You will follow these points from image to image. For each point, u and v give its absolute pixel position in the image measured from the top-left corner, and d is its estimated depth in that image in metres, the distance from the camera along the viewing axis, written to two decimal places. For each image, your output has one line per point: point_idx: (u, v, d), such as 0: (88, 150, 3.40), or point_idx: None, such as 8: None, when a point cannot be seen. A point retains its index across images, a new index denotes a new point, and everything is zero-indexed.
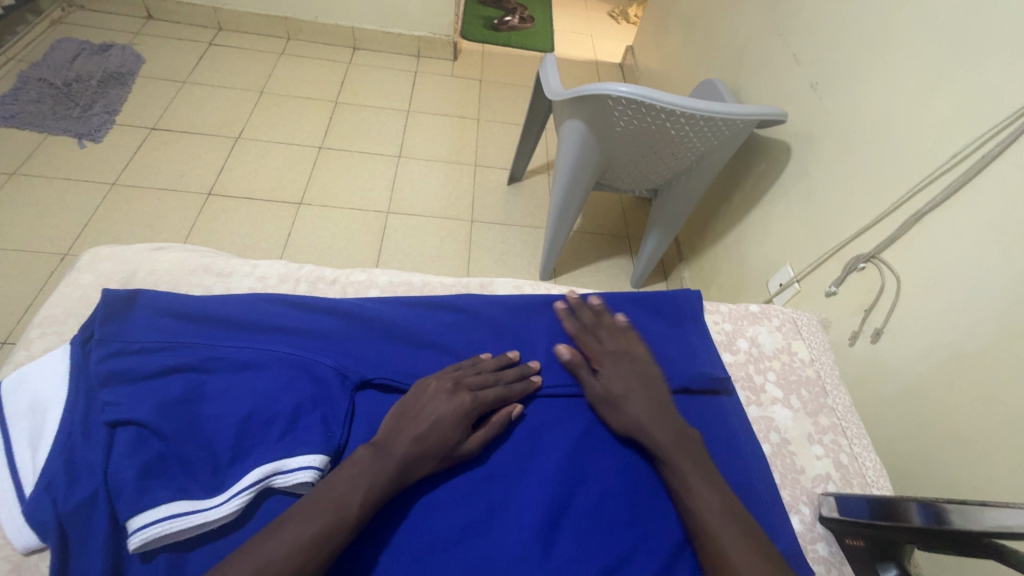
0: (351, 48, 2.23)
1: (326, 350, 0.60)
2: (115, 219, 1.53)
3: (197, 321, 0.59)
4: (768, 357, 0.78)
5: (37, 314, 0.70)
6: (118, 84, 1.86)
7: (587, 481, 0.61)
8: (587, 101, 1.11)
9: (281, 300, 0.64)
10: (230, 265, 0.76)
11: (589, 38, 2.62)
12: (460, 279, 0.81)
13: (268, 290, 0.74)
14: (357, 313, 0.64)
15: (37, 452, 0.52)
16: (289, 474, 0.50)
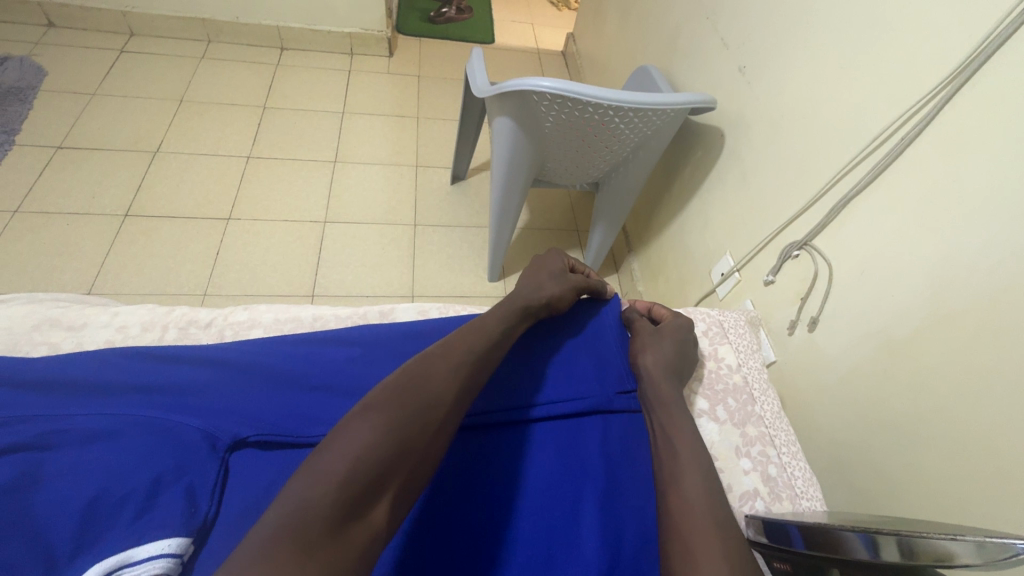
0: (278, 49, 2.11)
1: (195, 411, 0.57)
2: (20, 249, 1.40)
3: (38, 391, 0.55)
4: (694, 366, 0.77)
5: None
6: (16, 100, 1.71)
7: (507, 519, 0.61)
8: (511, 98, 1.06)
9: (137, 355, 0.62)
10: (82, 317, 0.71)
11: (530, 26, 2.56)
12: (355, 309, 0.79)
13: (129, 341, 0.71)
14: (233, 361, 0.64)
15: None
16: (136, 568, 0.45)
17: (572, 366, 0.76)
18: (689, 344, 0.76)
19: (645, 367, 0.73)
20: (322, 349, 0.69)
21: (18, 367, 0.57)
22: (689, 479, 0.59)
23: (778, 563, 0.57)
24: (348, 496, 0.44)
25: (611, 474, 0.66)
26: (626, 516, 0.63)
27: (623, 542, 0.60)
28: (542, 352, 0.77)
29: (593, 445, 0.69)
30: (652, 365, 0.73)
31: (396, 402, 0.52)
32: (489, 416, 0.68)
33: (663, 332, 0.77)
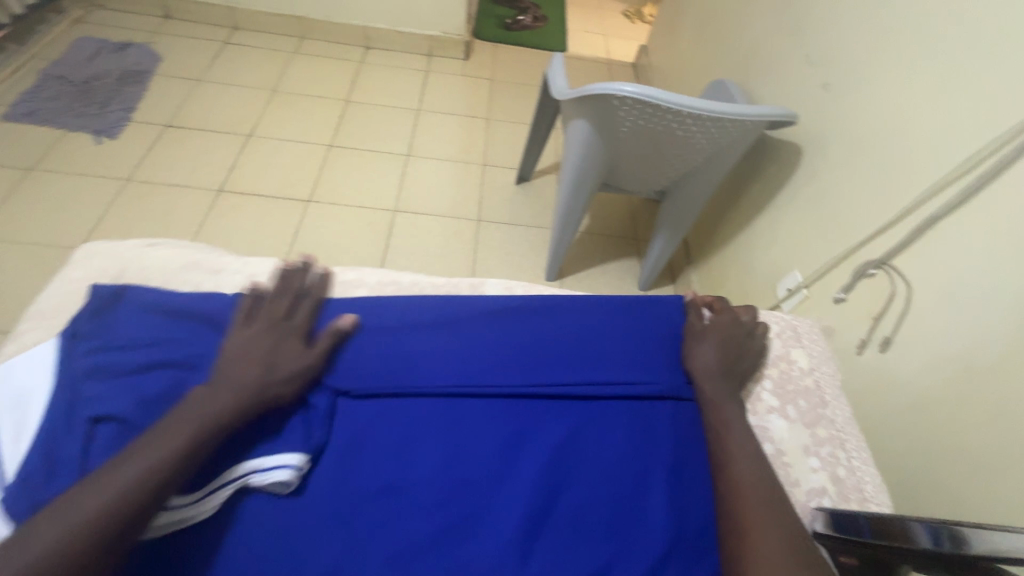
0: (363, 47, 2.24)
1: (306, 353, 0.63)
2: (129, 214, 1.56)
3: (184, 320, 0.64)
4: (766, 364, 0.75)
5: (34, 306, 0.69)
6: (134, 82, 1.90)
7: (568, 489, 0.59)
8: (593, 101, 1.10)
9: (261, 302, 0.70)
10: (219, 262, 0.77)
11: (602, 37, 2.61)
12: (450, 280, 0.82)
13: (257, 287, 0.75)
14: (340, 311, 0.69)
15: (16, 445, 0.53)
16: (266, 473, 0.54)
17: (651, 347, 0.71)
18: (739, 341, 0.72)
19: (693, 365, 0.69)
20: (418, 307, 0.72)
21: (169, 295, 0.65)
22: (742, 468, 0.58)
23: (845, 558, 0.55)
24: (114, 536, 0.44)
25: (679, 455, 0.63)
26: (698, 496, 0.61)
27: (691, 520, 0.59)
28: (613, 330, 0.72)
29: (669, 425, 0.66)
30: (700, 361, 0.69)
31: (179, 432, 0.51)
32: (563, 386, 0.66)
33: (711, 331, 0.72)
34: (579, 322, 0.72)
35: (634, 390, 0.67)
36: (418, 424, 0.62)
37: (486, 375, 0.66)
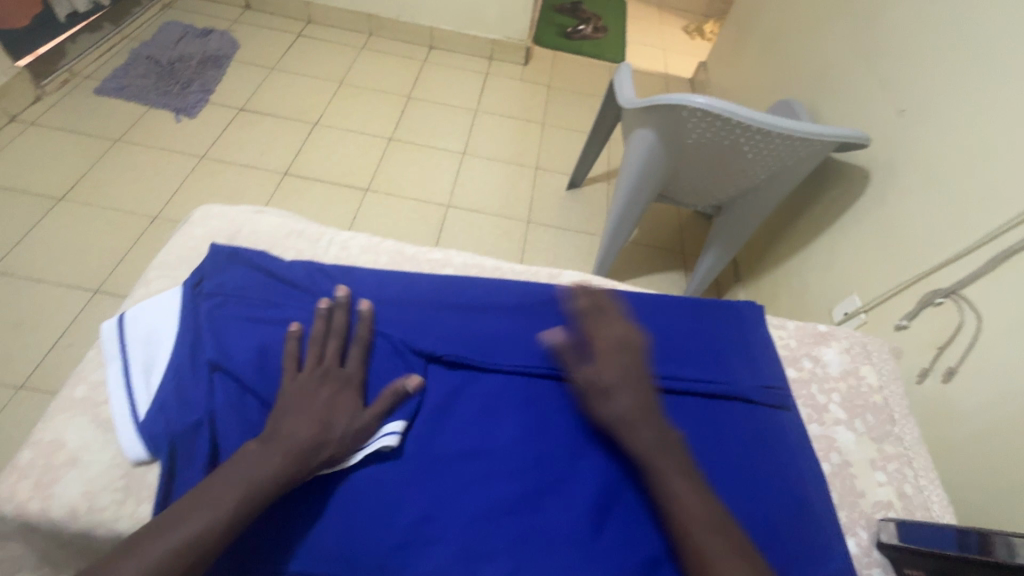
0: (427, 47, 2.31)
1: (394, 323, 0.65)
2: (201, 188, 1.65)
3: (284, 283, 0.66)
4: (833, 378, 0.75)
5: (157, 256, 0.74)
6: (214, 66, 2.01)
7: (638, 474, 0.59)
8: (661, 111, 1.11)
9: (350, 271, 0.71)
10: (320, 232, 0.80)
11: (661, 51, 2.62)
12: (530, 267, 0.81)
13: (352, 260, 0.77)
14: (424, 287, 0.71)
15: (148, 377, 0.58)
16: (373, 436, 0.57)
17: (727, 345, 0.66)
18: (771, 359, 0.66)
19: (601, 395, 0.56)
20: (497, 290, 0.72)
21: (274, 259, 0.68)
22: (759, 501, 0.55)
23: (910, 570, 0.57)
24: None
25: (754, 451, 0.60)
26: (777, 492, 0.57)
27: (766, 515, 0.56)
28: (684, 325, 0.67)
29: (742, 426, 0.59)
30: (631, 392, 0.55)
31: (251, 462, 0.49)
32: None
33: (619, 350, 0.58)
34: (647, 314, 0.70)
35: (706, 386, 0.61)
36: (493, 401, 0.63)
37: (556, 361, 0.65)
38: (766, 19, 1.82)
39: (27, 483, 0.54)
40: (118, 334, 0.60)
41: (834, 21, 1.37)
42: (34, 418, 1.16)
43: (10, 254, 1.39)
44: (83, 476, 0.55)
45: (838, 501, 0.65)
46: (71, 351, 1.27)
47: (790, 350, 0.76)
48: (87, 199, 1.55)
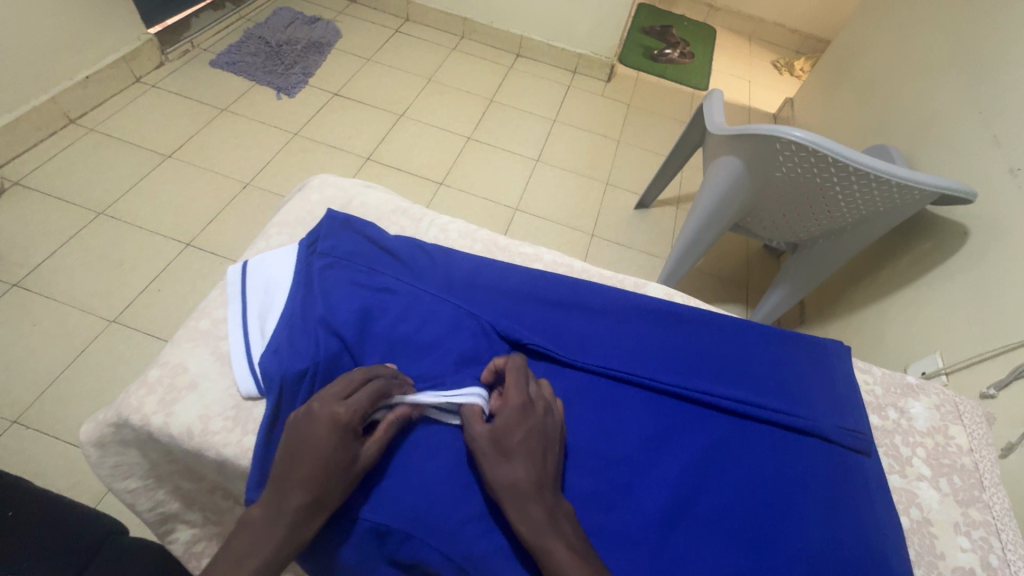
0: (514, 55, 2.37)
1: (488, 308, 0.66)
2: (290, 163, 1.75)
3: (389, 255, 0.68)
4: (919, 433, 0.73)
5: (276, 216, 0.80)
6: (317, 52, 2.14)
7: (710, 492, 0.55)
8: (753, 140, 1.10)
9: (446, 252, 0.73)
10: (421, 213, 0.84)
11: (747, 83, 2.58)
12: (616, 274, 0.81)
13: (448, 243, 0.80)
14: (517, 274, 0.71)
15: (263, 322, 0.64)
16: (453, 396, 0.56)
17: (807, 381, 0.64)
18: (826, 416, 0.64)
19: (498, 459, 0.50)
20: (586, 289, 0.70)
21: (382, 232, 0.71)
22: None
23: None
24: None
25: (834, 491, 0.56)
26: (851, 531, 0.54)
27: (844, 555, 0.52)
28: (764, 354, 0.66)
29: (814, 462, 0.58)
30: (532, 462, 0.50)
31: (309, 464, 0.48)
32: (704, 396, 0.61)
33: (536, 415, 0.53)
34: (734, 337, 0.67)
35: (781, 416, 0.60)
36: (570, 397, 0.61)
37: (638, 367, 0.63)
38: (868, 61, 1.76)
39: (152, 399, 0.59)
40: (241, 280, 0.67)
41: (946, 71, 1.32)
42: (120, 351, 1.26)
43: (120, 200, 1.53)
44: (199, 401, 0.60)
45: (914, 558, 0.62)
46: (159, 296, 1.37)
47: (875, 398, 0.76)
48: (191, 159, 1.68)
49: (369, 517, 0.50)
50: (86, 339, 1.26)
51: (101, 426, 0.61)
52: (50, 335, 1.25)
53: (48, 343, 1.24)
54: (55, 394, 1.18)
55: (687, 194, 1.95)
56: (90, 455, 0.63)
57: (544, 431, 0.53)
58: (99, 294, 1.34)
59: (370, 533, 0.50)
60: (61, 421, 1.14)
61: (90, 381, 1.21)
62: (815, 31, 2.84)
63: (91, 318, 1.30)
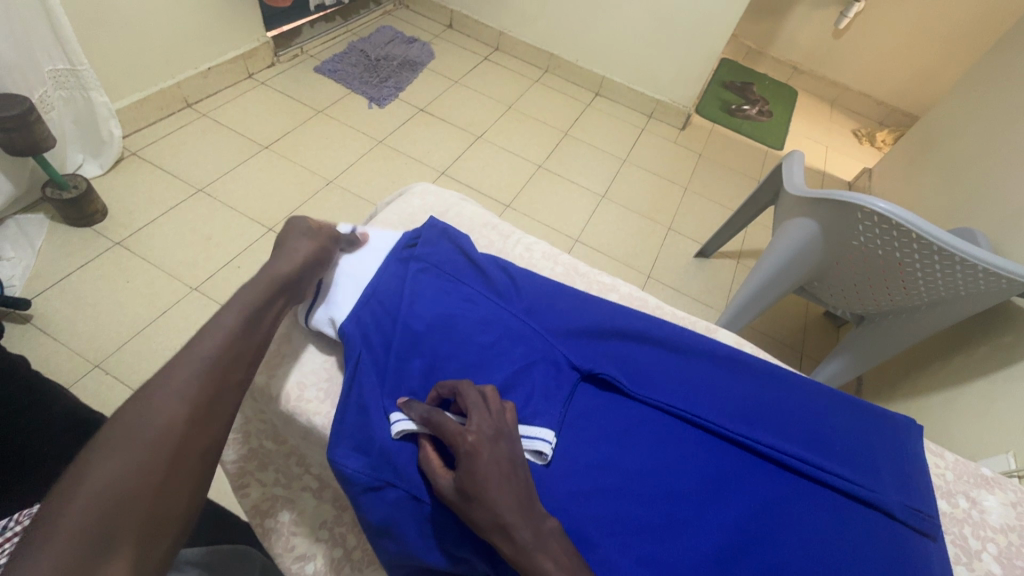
0: (594, 93, 2.45)
1: (563, 330, 0.69)
2: (371, 167, 1.86)
3: (478, 267, 0.73)
4: (991, 528, 0.69)
5: (378, 215, 0.87)
6: (411, 69, 2.28)
7: (768, 543, 0.55)
8: (833, 205, 1.10)
9: (528, 272, 0.77)
10: (509, 230, 0.88)
11: (824, 147, 2.56)
12: (689, 315, 0.83)
13: (530, 262, 0.85)
14: (593, 301, 0.74)
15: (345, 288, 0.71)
16: (529, 439, 0.56)
17: (871, 453, 0.63)
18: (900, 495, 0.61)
19: (468, 496, 0.48)
20: (659, 323, 0.72)
21: (473, 246, 0.76)
22: None
23: None
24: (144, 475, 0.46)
25: (896, 568, 0.54)
26: None
27: None
28: (826, 419, 0.66)
29: (872, 535, 0.57)
30: (509, 494, 0.48)
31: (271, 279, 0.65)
32: (767, 449, 0.61)
33: (490, 446, 0.50)
34: (800, 397, 0.67)
35: (840, 482, 0.59)
36: (633, 427, 0.63)
37: (701, 409, 0.64)
38: (959, 141, 1.72)
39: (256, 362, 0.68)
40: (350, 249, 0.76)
41: None
42: (195, 318, 1.36)
43: (216, 181, 1.67)
44: (301, 368, 0.68)
45: None
46: (236, 272, 1.47)
47: (944, 483, 0.73)
48: (284, 153, 1.82)
49: (429, 498, 0.53)
50: (168, 302, 1.37)
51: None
52: (138, 294, 1.37)
53: (135, 300, 1.35)
54: (133, 347, 1.28)
55: (749, 249, 1.93)
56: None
57: (503, 461, 0.50)
58: (187, 262, 1.46)
59: (428, 513, 0.53)
60: (136, 373, 1.24)
61: (165, 341, 1.31)
62: (902, 104, 2.79)
63: (175, 284, 1.41)
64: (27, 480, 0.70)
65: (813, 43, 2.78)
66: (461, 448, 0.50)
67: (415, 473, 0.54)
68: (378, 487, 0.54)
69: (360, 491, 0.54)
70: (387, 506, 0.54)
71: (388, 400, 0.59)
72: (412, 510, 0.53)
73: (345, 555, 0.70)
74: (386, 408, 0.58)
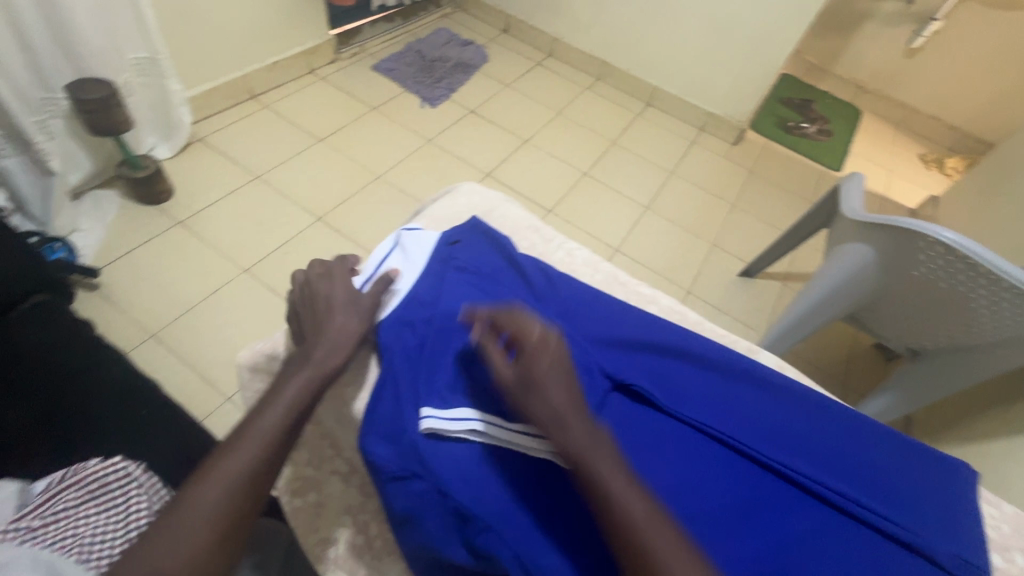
0: (645, 102, 2.42)
1: (598, 338, 0.69)
2: (419, 165, 1.90)
3: (517, 270, 0.74)
4: None
5: (425, 211, 0.88)
6: (464, 71, 2.31)
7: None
8: (893, 231, 1.05)
9: (567, 278, 0.77)
10: (552, 234, 0.88)
11: (886, 171, 2.43)
12: (731, 334, 0.81)
13: (571, 267, 0.84)
14: (632, 311, 0.73)
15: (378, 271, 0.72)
16: (558, 441, 0.54)
17: (914, 493, 0.60)
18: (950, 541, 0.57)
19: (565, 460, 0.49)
20: (694, 339, 0.71)
21: (513, 249, 0.77)
22: None
23: None
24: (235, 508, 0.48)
25: None
26: None
27: None
28: (868, 456, 0.63)
29: None
30: (604, 460, 0.49)
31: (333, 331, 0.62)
32: (803, 478, 0.59)
33: (548, 380, 0.54)
34: (842, 428, 0.65)
35: (877, 519, 0.56)
36: (663, 444, 0.61)
37: (736, 430, 0.62)
38: None
39: None
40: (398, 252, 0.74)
41: None
42: (244, 298, 1.43)
43: (273, 170, 1.74)
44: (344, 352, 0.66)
45: None
46: (284, 258, 1.53)
47: (999, 537, 0.68)
48: (337, 146, 1.88)
49: (455, 493, 0.50)
50: (220, 281, 1.44)
51: (259, 353, 0.69)
52: (194, 271, 1.44)
53: (191, 277, 1.43)
54: (185, 322, 1.35)
55: (797, 272, 1.85)
56: (240, 373, 0.72)
57: (561, 397, 0.52)
58: (240, 245, 1.53)
59: (454, 512, 0.49)
60: (186, 345, 1.31)
61: (214, 318, 1.37)
62: (976, 130, 2.62)
63: (228, 264, 1.48)
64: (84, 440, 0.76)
65: (881, 62, 2.66)
66: (536, 376, 0.54)
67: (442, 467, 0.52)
68: (404, 478, 0.52)
69: (387, 480, 0.52)
70: (411, 500, 0.51)
71: (418, 390, 0.57)
72: (436, 504, 0.50)
73: (365, 542, 0.69)
74: (415, 402, 0.57)
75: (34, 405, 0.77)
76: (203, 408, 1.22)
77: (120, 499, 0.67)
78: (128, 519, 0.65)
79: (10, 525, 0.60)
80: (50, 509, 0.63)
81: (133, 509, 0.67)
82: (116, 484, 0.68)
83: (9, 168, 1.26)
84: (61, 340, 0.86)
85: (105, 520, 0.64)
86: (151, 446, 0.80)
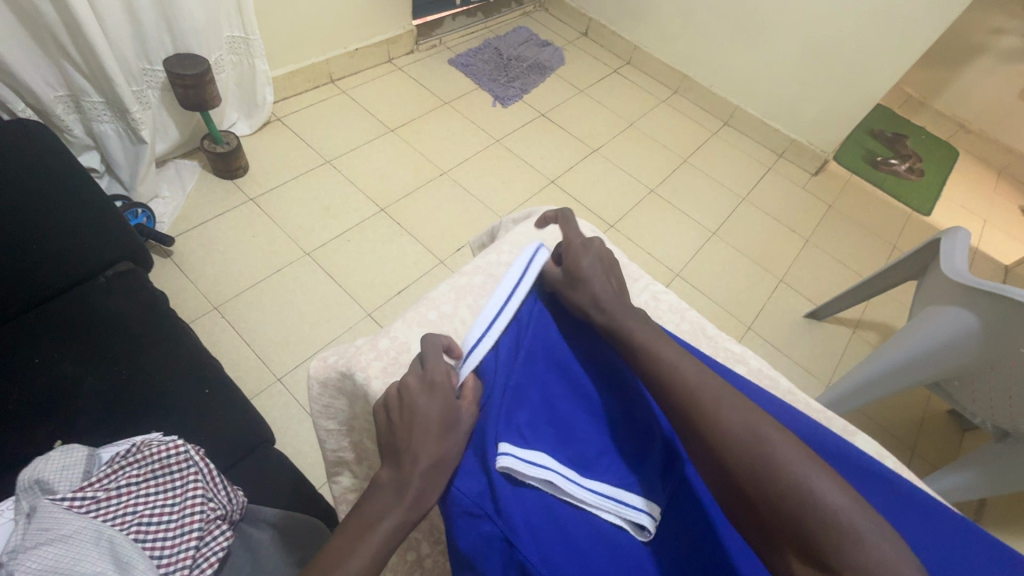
0: (722, 121, 2.32)
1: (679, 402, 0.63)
2: (486, 166, 1.88)
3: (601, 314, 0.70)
4: None
5: (510, 234, 0.85)
6: (539, 72, 2.28)
7: None
8: (1006, 302, 0.95)
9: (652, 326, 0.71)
10: (637, 273, 0.84)
11: (981, 221, 2.24)
12: (825, 409, 0.73)
13: (654, 311, 0.80)
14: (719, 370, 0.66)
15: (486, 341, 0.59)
16: (630, 513, 0.51)
17: None
18: None
19: (718, 422, 0.47)
20: (794, 414, 0.61)
21: None
22: None
23: None
24: None
25: None
26: None
27: None
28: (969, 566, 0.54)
29: None
30: (767, 426, 0.46)
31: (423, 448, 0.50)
32: None
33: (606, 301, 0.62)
34: None
35: None
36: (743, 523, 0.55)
37: None
38: None
39: (377, 364, 0.65)
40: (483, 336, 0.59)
41: None
42: (305, 281, 1.46)
43: (343, 156, 1.77)
44: None
45: None
46: (345, 245, 1.55)
47: None
48: (407, 138, 1.89)
49: (525, 548, 0.47)
50: (284, 262, 1.48)
51: (330, 367, 0.68)
52: (261, 249, 1.48)
53: (258, 254, 1.47)
54: (247, 298, 1.39)
55: (869, 321, 1.74)
56: (311, 384, 0.71)
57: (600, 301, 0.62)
58: (306, 228, 1.56)
59: (518, 566, 0.47)
60: (245, 320, 1.35)
61: (275, 298, 1.41)
62: None
63: (293, 246, 1.51)
64: (150, 416, 0.78)
65: (989, 100, 2.45)
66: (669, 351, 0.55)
67: (516, 516, 0.49)
68: (477, 515, 0.49)
69: (457, 513, 0.50)
70: (477, 541, 0.48)
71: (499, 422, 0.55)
72: (501, 552, 0.48)
73: (418, 559, 0.70)
74: (495, 436, 0.53)
75: (109, 377, 0.80)
76: (256, 385, 1.26)
77: (177, 480, 0.66)
78: (183, 502, 0.65)
79: (77, 492, 0.61)
80: (113, 481, 0.63)
81: (189, 493, 0.65)
82: (175, 465, 0.67)
83: (104, 133, 1.33)
84: (136, 312, 0.88)
85: (163, 501, 0.64)
86: (213, 427, 0.80)
